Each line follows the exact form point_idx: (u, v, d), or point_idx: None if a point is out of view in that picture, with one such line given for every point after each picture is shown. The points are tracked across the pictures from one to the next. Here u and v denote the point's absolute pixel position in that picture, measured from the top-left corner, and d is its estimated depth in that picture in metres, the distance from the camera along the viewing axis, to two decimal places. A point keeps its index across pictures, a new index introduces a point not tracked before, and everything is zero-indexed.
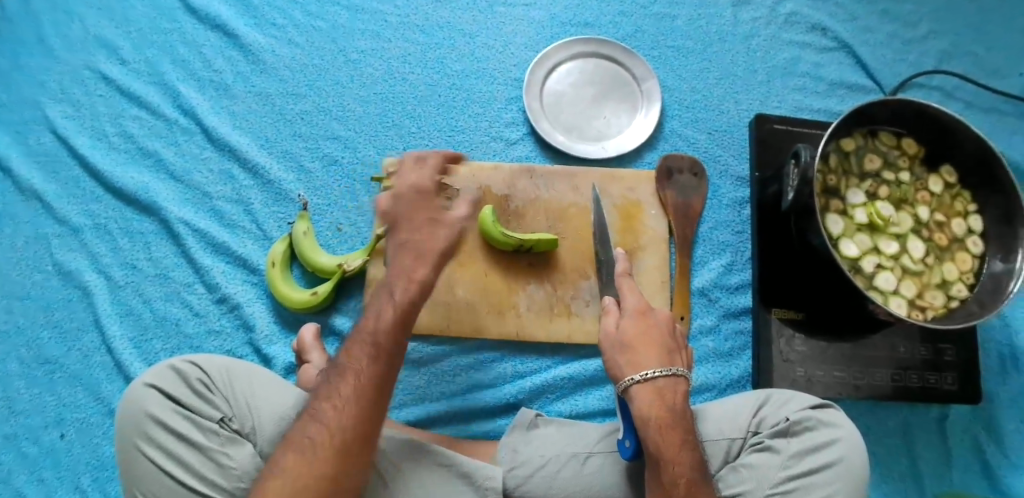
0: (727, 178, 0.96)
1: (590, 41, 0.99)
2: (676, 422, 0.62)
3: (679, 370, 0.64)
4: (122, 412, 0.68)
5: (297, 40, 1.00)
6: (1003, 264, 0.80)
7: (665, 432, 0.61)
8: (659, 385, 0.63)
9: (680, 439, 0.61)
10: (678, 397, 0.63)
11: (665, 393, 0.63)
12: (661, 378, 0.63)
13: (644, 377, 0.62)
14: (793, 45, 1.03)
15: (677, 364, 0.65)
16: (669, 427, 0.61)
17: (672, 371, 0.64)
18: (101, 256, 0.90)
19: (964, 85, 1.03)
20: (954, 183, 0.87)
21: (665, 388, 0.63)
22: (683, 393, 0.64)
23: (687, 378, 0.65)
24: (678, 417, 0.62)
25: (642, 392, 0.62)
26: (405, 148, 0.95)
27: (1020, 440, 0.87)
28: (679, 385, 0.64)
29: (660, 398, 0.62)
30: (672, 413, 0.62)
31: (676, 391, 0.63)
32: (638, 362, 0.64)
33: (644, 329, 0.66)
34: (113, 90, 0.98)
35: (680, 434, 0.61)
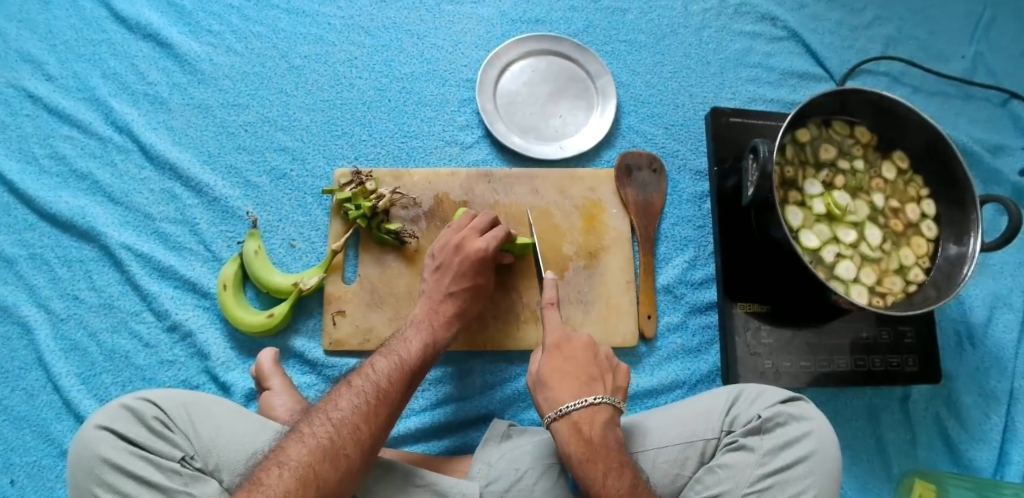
0: (686, 173, 0.95)
1: (541, 39, 0.97)
2: (596, 453, 0.66)
3: (595, 399, 0.69)
4: (74, 459, 0.63)
5: (236, 48, 0.95)
6: (956, 248, 0.83)
7: (586, 463, 0.65)
8: (575, 418, 0.68)
9: (605, 468, 0.65)
10: (597, 428, 0.68)
11: (582, 426, 0.68)
12: (577, 411, 0.68)
13: (560, 412, 0.68)
14: (744, 36, 1.03)
15: (593, 394, 0.70)
16: (590, 459, 0.65)
17: (587, 402, 0.69)
18: (40, 289, 0.85)
19: (910, 69, 1.04)
20: (906, 168, 0.89)
21: (582, 421, 0.68)
22: (605, 421, 0.69)
23: (609, 406, 0.70)
24: (599, 447, 0.66)
25: (561, 428, 0.68)
26: (356, 156, 0.91)
27: (978, 414, 0.89)
28: (597, 416, 0.68)
29: (579, 432, 0.67)
30: (593, 445, 0.66)
31: (594, 421, 0.68)
32: (557, 398, 0.70)
33: (560, 363, 0.72)
34: (40, 108, 0.91)
35: (603, 464, 0.65)
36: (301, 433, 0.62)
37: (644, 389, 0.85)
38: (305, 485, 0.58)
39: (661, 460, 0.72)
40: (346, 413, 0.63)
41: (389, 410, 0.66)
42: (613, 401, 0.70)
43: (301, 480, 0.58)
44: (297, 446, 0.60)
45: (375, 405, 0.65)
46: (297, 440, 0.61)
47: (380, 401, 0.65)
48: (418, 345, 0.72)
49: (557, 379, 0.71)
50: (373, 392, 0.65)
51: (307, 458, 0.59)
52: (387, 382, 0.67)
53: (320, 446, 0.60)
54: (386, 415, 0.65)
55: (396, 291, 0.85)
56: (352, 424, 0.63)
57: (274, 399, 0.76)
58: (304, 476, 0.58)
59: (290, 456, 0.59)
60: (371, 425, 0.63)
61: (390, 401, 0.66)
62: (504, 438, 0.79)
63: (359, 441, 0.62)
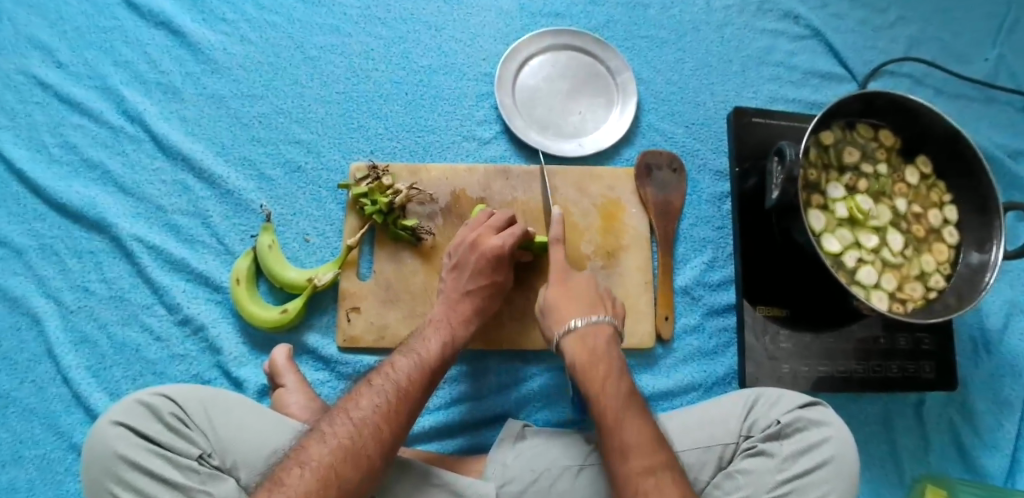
0: (706, 173, 0.93)
1: (561, 34, 0.95)
2: (596, 360, 0.70)
3: (599, 317, 0.74)
4: (90, 455, 0.62)
5: (251, 37, 0.93)
6: (978, 255, 0.82)
7: (587, 369, 0.70)
8: (581, 332, 0.73)
9: (605, 373, 0.69)
10: (602, 340, 0.73)
11: (586, 338, 0.72)
12: (582, 326, 0.73)
13: (567, 327, 0.73)
14: (766, 34, 1.01)
15: (597, 313, 0.75)
16: (592, 365, 0.70)
17: (594, 319, 0.74)
18: (50, 280, 0.83)
19: (932, 71, 1.03)
20: (929, 173, 0.88)
21: (586, 334, 0.72)
22: (607, 338, 0.73)
23: (610, 325, 0.74)
24: (602, 356, 0.71)
25: (570, 342, 0.73)
26: (372, 150, 0.90)
27: (992, 421, 0.89)
28: (601, 329, 0.73)
29: (584, 343, 0.72)
30: (595, 353, 0.71)
31: (598, 334, 0.72)
32: (563, 316, 0.75)
33: (565, 291, 0.77)
34: (50, 96, 0.89)
35: (604, 366, 0.70)
36: (322, 433, 0.62)
37: (660, 391, 0.84)
38: (326, 486, 0.58)
39: (680, 464, 0.72)
40: (367, 413, 0.63)
41: (409, 409, 0.66)
42: (614, 321, 0.75)
43: (322, 481, 0.58)
44: (318, 446, 0.60)
45: (395, 405, 0.65)
46: (318, 440, 0.61)
47: (401, 401, 0.65)
48: (436, 344, 0.72)
49: (563, 302, 0.76)
50: (393, 392, 0.66)
51: (328, 459, 0.59)
52: (408, 381, 0.67)
53: (341, 446, 0.60)
54: (406, 415, 0.65)
55: (411, 288, 0.84)
56: (373, 423, 0.63)
57: (290, 396, 0.75)
58: (326, 476, 0.58)
59: (311, 456, 0.59)
60: (392, 426, 0.63)
61: (410, 401, 0.66)
62: (519, 437, 0.78)
63: (379, 440, 0.62)
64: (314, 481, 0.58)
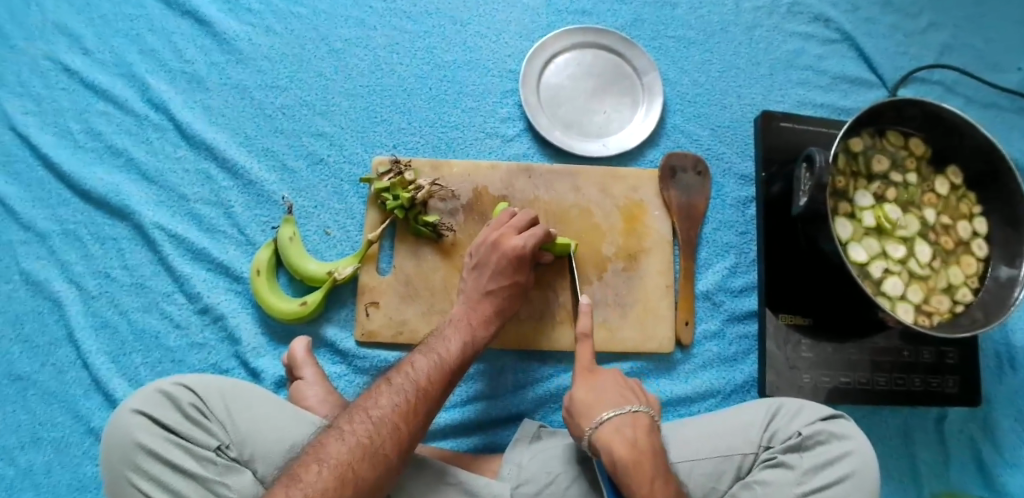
0: (730, 177, 0.92)
1: (588, 32, 0.94)
2: (642, 457, 0.63)
3: (633, 407, 0.67)
4: (108, 442, 0.63)
5: (276, 28, 0.92)
6: (1008, 270, 0.80)
7: (631, 466, 0.62)
8: (616, 425, 0.66)
9: (652, 472, 0.62)
10: (640, 431, 0.66)
11: (625, 431, 0.65)
12: (617, 418, 0.66)
13: (601, 420, 0.65)
14: (796, 37, 1.00)
15: (630, 403, 0.68)
16: (637, 464, 0.62)
17: (629, 410, 0.67)
18: (72, 265, 0.84)
19: (965, 79, 1.01)
20: (959, 184, 0.86)
21: (624, 426, 0.66)
22: (645, 430, 0.66)
23: (646, 415, 0.68)
24: (646, 452, 0.64)
25: (605, 434, 0.65)
26: (395, 145, 0.90)
27: (1015, 439, 0.87)
28: (638, 421, 0.67)
29: (625, 437, 0.64)
30: (638, 448, 0.64)
31: (633, 427, 0.66)
32: (594, 411, 0.68)
33: (593, 387, 0.70)
34: (76, 82, 0.89)
35: (650, 465, 0.63)
36: (341, 430, 0.62)
37: (677, 397, 0.83)
38: (344, 484, 0.58)
39: (697, 472, 0.71)
40: (386, 411, 0.63)
41: (427, 410, 0.66)
42: (649, 411, 0.69)
43: (340, 479, 0.58)
44: (337, 444, 0.60)
45: (414, 405, 0.65)
46: (337, 437, 0.61)
47: (419, 401, 0.65)
48: (456, 344, 0.72)
49: (592, 398, 0.69)
50: (412, 391, 0.66)
51: (346, 457, 0.59)
52: (426, 380, 0.67)
53: (360, 444, 0.60)
54: (424, 415, 0.65)
55: (431, 285, 0.83)
56: (391, 422, 0.63)
57: (308, 389, 0.75)
58: (344, 475, 0.58)
59: (330, 453, 0.59)
60: (410, 426, 0.64)
61: (428, 401, 0.66)
62: (535, 439, 0.77)
63: (397, 440, 0.62)
64: (331, 479, 0.57)
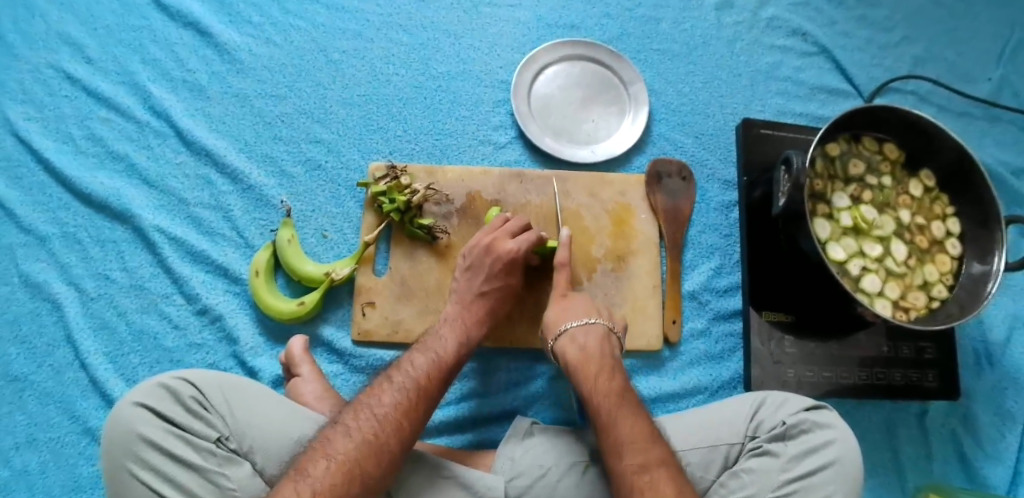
0: (714, 182, 0.96)
1: (577, 45, 0.98)
2: (590, 358, 0.73)
3: (591, 319, 0.77)
4: (111, 434, 0.64)
5: (276, 40, 0.96)
6: (980, 266, 0.83)
7: (578, 365, 0.72)
8: (572, 334, 0.75)
9: (597, 370, 0.71)
10: (592, 338, 0.75)
11: (578, 339, 0.75)
12: (575, 328, 0.76)
13: (560, 330, 0.76)
14: (775, 50, 1.04)
15: (591, 315, 0.77)
16: (584, 364, 0.72)
17: (585, 321, 0.76)
18: (71, 267, 0.86)
19: (937, 89, 1.06)
20: (932, 187, 0.90)
21: (578, 334, 0.75)
22: (600, 338, 0.75)
23: (605, 328, 0.77)
24: (594, 355, 0.73)
25: (564, 344, 0.75)
26: (391, 151, 0.93)
27: (995, 432, 0.90)
28: (593, 330, 0.76)
29: (577, 343, 0.75)
30: (586, 352, 0.73)
31: (586, 335, 0.75)
32: (557, 322, 0.78)
33: (565, 304, 0.79)
34: (79, 91, 0.92)
35: (595, 365, 0.72)
36: (346, 426, 0.63)
37: (666, 393, 0.85)
38: (351, 479, 0.60)
39: (685, 463, 0.73)
40: (389, 409, 0.65)
41: (426, 406, 0.68)
42: (609, 326, 0.78)
43: (347, 473, 0.60)
44: (344, 440, 0.62)
45: (414, 402, 0.67)
46: (343, 433, 0.63)
47: (420, 398, 0.68)
48: (452, 343, 0.74)
49: (560, 311, 0.79)
50: (413, 389, 0.68)
51: (352, 453, 0.61)
52: (426, 379, 0.69)
53: (365, 440, 0.62)
54: (425, 412, 0.67)
55: (426, 286, 0.86)
56: (394, 419, 0.65)
57: (305, 386, 0.77)
58: (351, 470, 0.60)
59: (337, 449, 0.61)
60: (412, 421, 0.66)
61: (428, 398, 0.68)
62: (528, 434, 0.79)
63: (401, 436, 0.64)
64: (341, 475, 0.59)
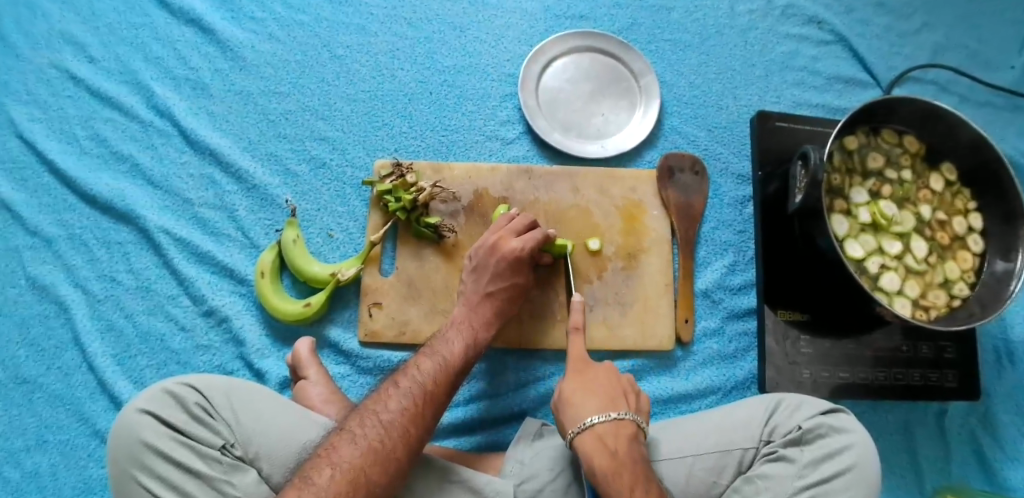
0: (728, 177, 0.93)
1: (585, 36, 0.96)
2: (621, 465, 0.64)
3: (620, 414, 0.67)
4: (115, 441, 0.63)
5: (279, 35, 0.94)
6: (1003, 264, 0.81)
7: (610, 475, 0.63)
8: (599, 431, 0.66)
9: (631, 481, 0.63)
10: (622, 440, 0.66)
11: (606, 440, 0.66)
12: (602, 425, 0.67)
13: (586, 426, 0.66)
14: (791, 39, 1.01)
15: (617, 410, 0.68)
16: (616, 473, 0.63)
17: (614, 417, 0.67)
18: (77, 269, 0.85)
19: (957, 78, 1.02)
20: (954, 181, 0.87)
21: (606, 433, 0.66)
22: (628, 437, 0.67)
23: (632, 422, 0.68)
24: (626, 461, 0.64)
25: (586, 440, 0.66)
26: (396, 148, 0.91)
27: (1015, 433, 0.88)
28: (622, 429, 0.67)
29: (603, 442, 0.66)
30: (618, 458, 0.64)
31: (619, 435, 0.66)
32: (580, 413, 0.68)
33: (583, 384, 0.71)
34: (82, 90, 0.91)
35: (628, 473, 0.63)
36: (352, 433, 0.63)
37: (678, 393, 0.84)
38: (356, 488, 0.59)
39: (699, 467, 0.72)
40: (396, 415, 0.64)
41: (434, 411, 0.67)
42: (636, 418, 0.69)
43: (352, 482, 0.59)
44: (349, 447, 0.61)
45: (421, 408, 0.66)
46: (348, 440, 0.62)
47: (427, 402, 0.66)
48: (460, 345, 0.73)
49: (583, 395, 0.70)
50: (420, 395, 0.67)
51: (357, 461, 0.60)
52: (434, 383, 0.68)
53: (371, 448, 0.61)
54: (431, 416, 0.66)
55: (433, 286, 0.84)
56: (401, 425, 0.64)
57: (312, 389, 0.76)
58: (355, 478, 0.59)
59: (342, 457, 0.60)
60: (419, 428, 0.65)
61: (435, 403, 0.67)
62: (537, 436, 0.77)
63: (407, 442, 0.63)
64: (343, 483, 0.59)
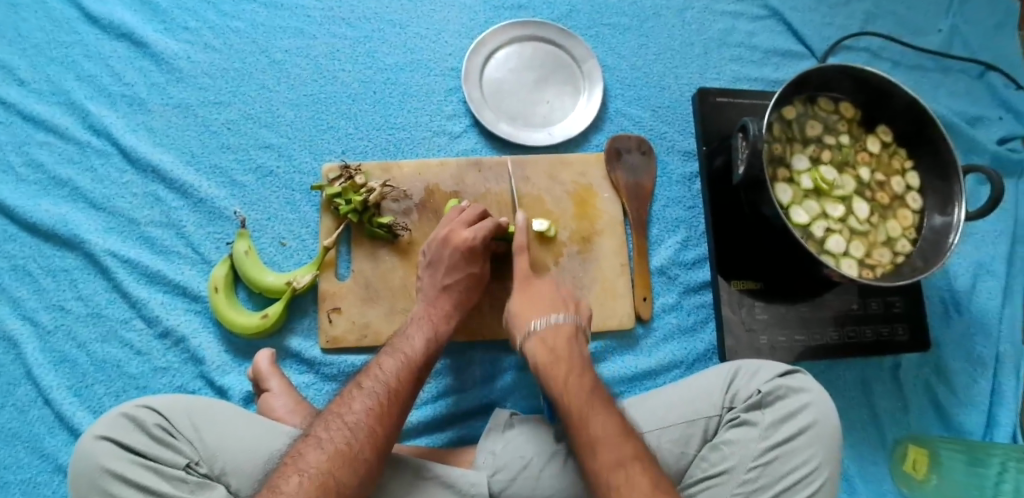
0: (675, 154, 0.95)
1: (525, 25, 0.96)
2: (557, 358, 0.71)
3: (557, 317, 0.74)
4: (76, 471, 0.62)
5: (215, 44, 0.92)
6: (941, 217, 0.84)
7: (548, 367, 0.70)
8: (541, 334, 0.73)
9: (566, 369, 0.69)
10: (562, 340, 0.73)
11: (547, 340, 0.73)
12: (541, 328, 0.74)
13: (527, 329, 0.73)
14: (726, 16, 1.03)
15: (558, 313, 0.75)
16: (552, 364, 0.70)
17: (554, 320, 0.74)
18: (24, 301, 0.82)
19: (888, 44, 1.05)
20: (890, 142, 0.90)
21: (546, 336, 0.73)
22: (568, 338, 0.73)
23: (572, 323, 0.75)
24: (563, 355, 0.71)
25: (531, 345, 0.73)
26: (344, 151, 0.90)
27: (966, 379, 0.92)
28: (561, 330, 0.74)
29: (545, 343, 0.73)
30: (556, 353, 0.71)
31: (557, 335, 0.73)
32: (525, 320, 0.75)
33: (530, 296, 0.78)
34: (13, 115, 0.88)
35: (564, 364, 0.70)
36: (318, 438, 0.62)
37: (643, 371, 0.85)
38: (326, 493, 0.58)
39: (666, 440, 0.73)
40: (361, 416, 0.64)
41: (400, 409, 0.67)
42: (577, 320, 0.76)
43: (321, 487, 0.59)
44: (316, 452, 0.61)
45: (387, 406, 0.66)
46: (314, 445, 0.61)
47: (392, 401, 0.66)
48: (421, 341, 0.73)
49: (524, 308, 0.77)
50: (384, 393, 0.66)
51: (325, 465, 0.60)
52: (396, 381, 0.68)
53: (337, 451, 0.61)
54: (397, 414, 0.66)
55: (391, 286, 0.84)
56: (367, 426, 0.63)
57: (276, 400, 0.75)
58: (324, 483, 0.59)
59: (309, 463, 0.60)
60: (385, 427, 0.64)
61: (400, 400, 0.67)
62: (508, 427, 0.78)
63: (374, 442, 0.63)
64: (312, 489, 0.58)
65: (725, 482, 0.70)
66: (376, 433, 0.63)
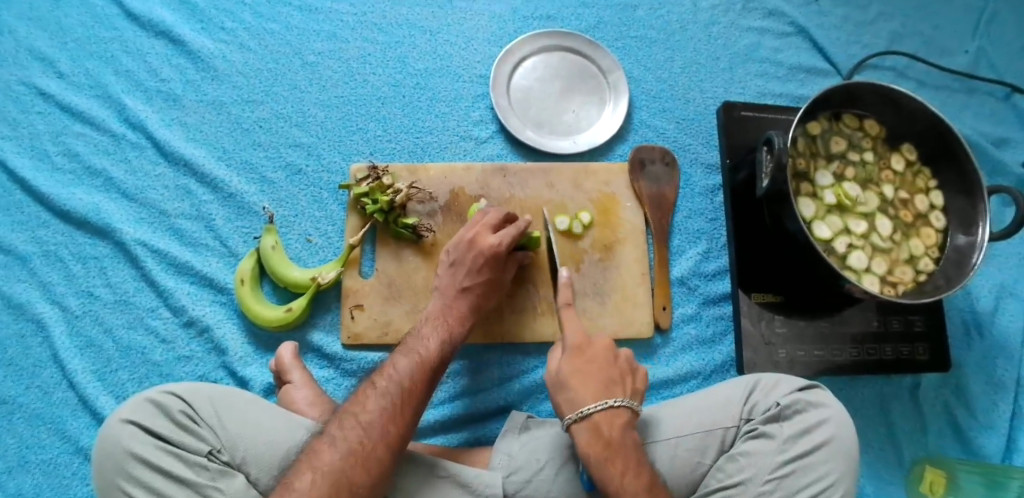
0: (697, 166, 0.96)
1: (553, 35, 0.97)
2: (615, 451, 0.66)
3: (615, 402, 0.69)
4: (101, 454, 0.63)
5: (249, 44, 0.95)
6: (965, 237, 0.84)
7: (603, 463, 0.65)
8: (596, 420, 0.68)
9: (623, 465, 0.65)
10: (616, 428, 0.68)
11: (601, 428, 0.67)
12: (597, 414, 0.68)
13: (579, 415, 0.67)
14: (752, 32, 1.04)
15: (614, 396, 0.69)
16: (609, 460, 0.65)
17: (609, 404, 0.68)
18: (54, 286, 0.84)
19: (914, 64, 1.06)
20: (914, 160, 0.90)
21: (601, 422, 0.68)
22: (623, 424, 0.69)
23: (629, 410, 0.69)
24: (618, 447, 0.66)
25: (580, 429, 0.68)
26: (372, 151, 0.92)
27: (987, 402, 0.91)
28: (616, 418, 0.68)
29: (598, 432, 0.67)
30: (610, 445, 0.66)
31: (612, 423, 0.68)
32: (574, 397, 0.70)
33: (581, 365, 0.72)
34: (52, 106, 0.91)
35: (620, 460, 0.66)
36: (332, 437, 0.63)
37: (660, 380, 0.86)
38: (339, 491, 0.59)
39: (682, 448, 0.73)
40: (375, 415, 0.64)
41: (414, 408, 0.67)
42: (632, 404, 0.70)
43: (334, 486, 0.60)
44: (330, 451, 0.62)
45: (401, 407, 0.66)
46: (329, 444, 0.62)
47: (406, 401, 0.67)
48: (435, 342, 0.73)
49: (580, 382, 0.71)
50: (398, 393, 0.67)
51: (339, 464, 0.61)
52: (411, 382, 0.68)
53: (352, 450, 0.62)
54: (412, 414, 0.67)
55: (413, 285, 0.85)
56: (380, 426, 0.64)
57: (297, 392, 0.77)
58: (338, 482, 0.60)
59: (323, 461, 0.61)
60: (399, 426, 0.65)
61: (414, 400, 0.67)
62: (524, 429, 0.78)
63: (388, 442, 0.64)
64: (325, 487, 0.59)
65: (740, 493, 0.69)
66: (389, 433, 0.64)
